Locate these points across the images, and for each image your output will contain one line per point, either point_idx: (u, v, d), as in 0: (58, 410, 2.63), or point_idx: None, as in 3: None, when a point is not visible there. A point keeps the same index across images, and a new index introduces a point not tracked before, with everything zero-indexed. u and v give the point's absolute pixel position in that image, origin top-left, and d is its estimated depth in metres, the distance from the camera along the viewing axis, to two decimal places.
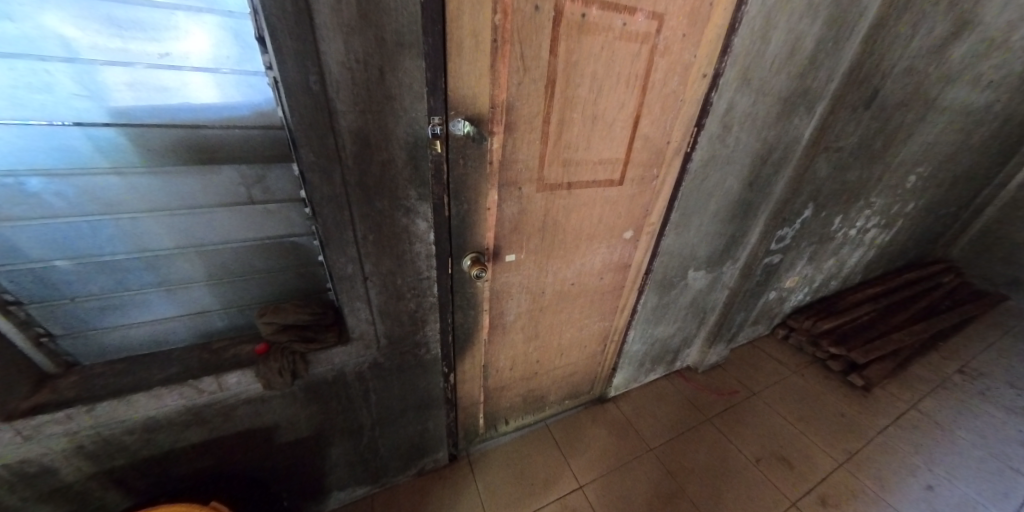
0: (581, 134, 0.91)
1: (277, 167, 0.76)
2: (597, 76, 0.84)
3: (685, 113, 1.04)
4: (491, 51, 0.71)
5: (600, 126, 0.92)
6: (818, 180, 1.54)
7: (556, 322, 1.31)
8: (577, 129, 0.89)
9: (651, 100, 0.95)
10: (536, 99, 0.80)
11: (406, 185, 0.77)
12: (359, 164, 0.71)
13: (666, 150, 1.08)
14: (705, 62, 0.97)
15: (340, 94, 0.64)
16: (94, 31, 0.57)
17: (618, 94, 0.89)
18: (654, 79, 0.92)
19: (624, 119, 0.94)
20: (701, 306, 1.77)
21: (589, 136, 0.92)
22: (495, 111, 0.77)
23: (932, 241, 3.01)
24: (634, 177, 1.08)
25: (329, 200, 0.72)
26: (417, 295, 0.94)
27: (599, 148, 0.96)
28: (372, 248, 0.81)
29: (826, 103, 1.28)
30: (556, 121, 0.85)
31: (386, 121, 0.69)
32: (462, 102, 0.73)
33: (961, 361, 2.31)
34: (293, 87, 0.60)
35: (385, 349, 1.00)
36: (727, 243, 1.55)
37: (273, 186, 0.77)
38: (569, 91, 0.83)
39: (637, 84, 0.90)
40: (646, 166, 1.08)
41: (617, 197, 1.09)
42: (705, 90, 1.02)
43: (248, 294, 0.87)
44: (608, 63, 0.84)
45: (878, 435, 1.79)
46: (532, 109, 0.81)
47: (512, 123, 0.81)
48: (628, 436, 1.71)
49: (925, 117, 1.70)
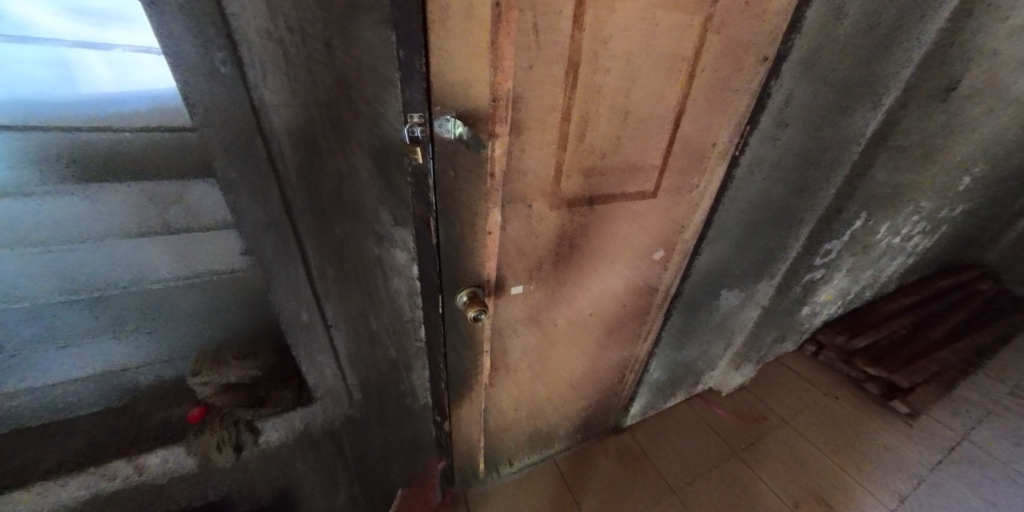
0: (607, 135, 0.70)
1: (196, 183, 0.62)
2: (630, 57, 0.63)
3: (735, 108, 0.83)
4: (491, 20, 0.48)
5: (633, 124, 0.71)
6: (873, 185, 1.32)
7: (569, 356, 1.11)
8: (604, 128, 0.69)
9: (698, 91, 0.74)
10: (552, 88, 0.59)
11: (376, 205, 0.57)
12: (307, 180, 0.51)
13: (709, 154, 0.87)
14: (765, 41, 0.76)
15: (269, 79, 0.44)
16: (60, 16, 0.51)
17: (656, 81, 0.68)
18: (703, 63, 0.71)
19: (663, 115, 0.74)
20: (730, 327, 1.56)
21: (618, 137, 0.71)
22: (498, 105, 0.56)
23: (969, 244, 2.77)
24: (670, 185, 0.87)
25: (267, 227, 0.52)
26: (399, 338, 0.75)
27: (631, 151, 0.75)
28: (334, 287, 0.61)
29: (896, 95, 1.06)
30: (577, 119, 0.65)
31: (343, 119, 0.50)
32: (450, 93, 0.51)
33: (1008, 380, 2.10)
34: (194, 66, 0.40)
35: (360, 402, 0.80)
36: (764, 258, 1.34)
37: (196, 208, 0.64)
38: (595, 78, 0.62)
39: (682, 68, 0.69)
40: (685, 173, 0.87)
41: (648, 212, 0.88)
42: (761, 78, 0.81)
43: (181, 332, 0.74)
44: (647, 41, 0.63)
45: (928, 471, 1.59)
46: (547, 101, 0.60)
47: (520, 122, 0.60)
48: (647, 474, 1.52)
49: (992, 110, 1.47)
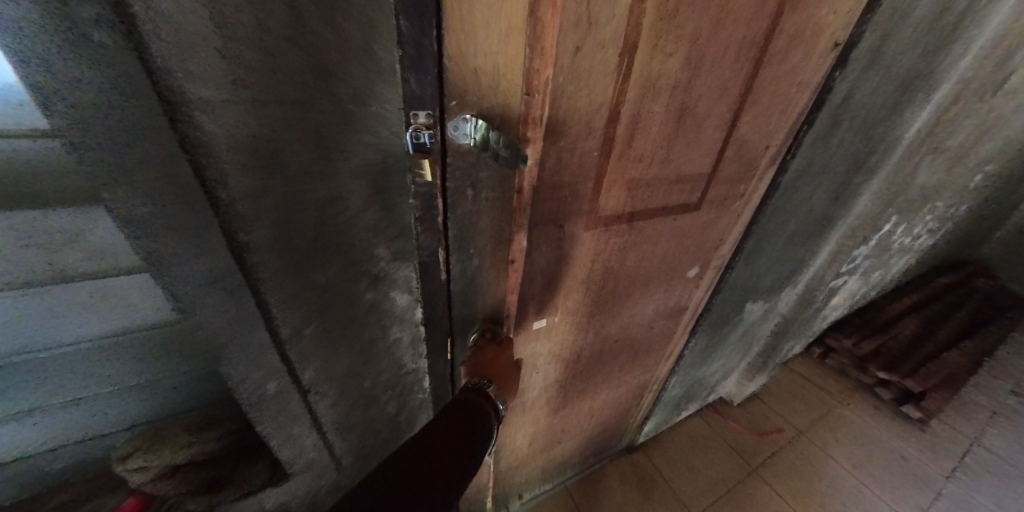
0: (659, 140, 0.56)
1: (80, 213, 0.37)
2: (698, 38, 0.48)
3: (795, 106, 0.70)
4: None
5: (688, 126, 0.57)
6: (906, 189, 1.22)
7: (589, 386, 0.98)
8: (656, 131, 0.54)
9: (762, 84, 0.61)
10: (603, 80, 0.43)
11: (371, 239, 0.43)
12: (268, 212, 0.35)
13: (760, 159, 0.74)
14: (841, 24, 0.62)
15: (195, 61, 0.27)
16: None
17: (721, 72, 0.54)
18: (774, 50, 0.57)
19: (721, 113, 0.60)
20: (749, 339, 1.46)
21: (670, 141, 0.57)
22: (535, 102, 0.39)
23: (964, 241, 2.77)
24: (715, 195, 0.74)
25: (211, 282, 0.35)
26: (399, 393, 0.60)
27: (681, 158, 0.61)
28: (314, 347, 0.46)
29: (949, 90, 0.95)
30: (627, 120, 0.50)
31: (321, 122, 0.35)
32: (473, 86, 0.36)
33: (1010, 380, 2.09)
34: (47, 36, 0.22)
35: (351, 469, 0.65)
36: (793, 268, 1.23)
37: (85, 248, 0.38)
38: (655, 67, 0.47)
39: (751, 56, 0.56)
40: (732, 182, 0.74)
41: (689, 227, 0.75)
42: (827, 69, 0.68)
43: (81, 423, 0.48)
44: (719, 18, 0.49)
45: (947, 482, 1.54)
46: (597, 97, 0.44)
47: (561, 125, 0.44)
48: (665, 498, 1.42)
49: (1021, 107, 1.39)
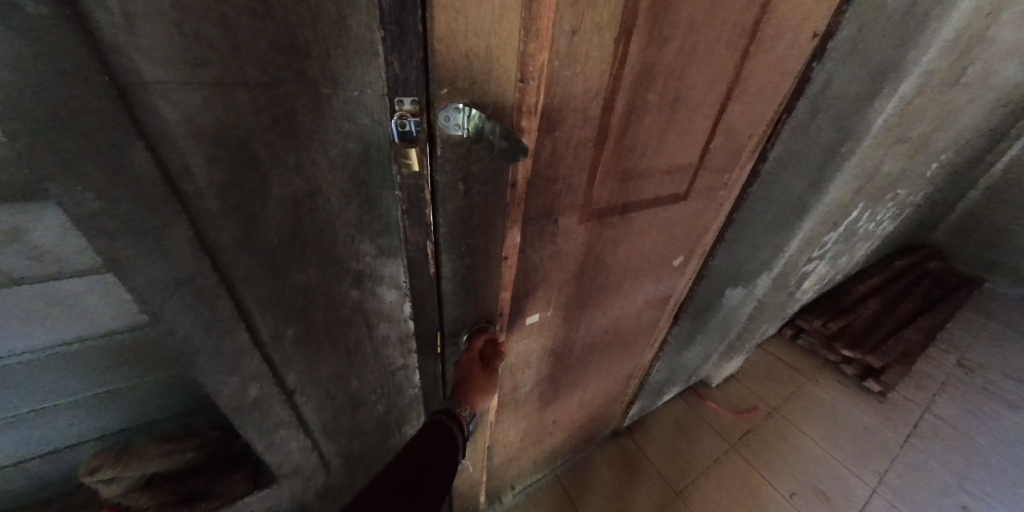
0: (654, 128, 0.55)
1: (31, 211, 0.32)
2: (692, 23, 0.48)
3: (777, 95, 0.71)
4: None
5: (681, 115, 0.57)
6: (873, 176, 1.28)
7: (582, 377, 0.99)
8: (650, 121, 0.54)
9: (751, 73, 0.61)
10: (599, 66, 0.42)
11: (354, 234, 0.40)
12: (237, 208, 0.32)
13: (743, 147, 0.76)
14: (823, 13, 0.63)
15: (146, 38, 0.24)
16: None
17: (714, 60, 0.54)
18: (763, 38, 0.58)
19: (712, 103, 0.60)
20: (729, 323, 1.51)
21: (663, 131, 0.57)
22: (530, 89, 0.37)
23: (920, 226, 2.94)
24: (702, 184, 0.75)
25: (176, 287, 0.32)
26: (388, 393, 0.58)
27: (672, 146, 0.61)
28: (295, 350, 0.43)
29: (915, 81, 0.99)
30: (622, 109, 0.49)
31: (293, 110, 0.31)
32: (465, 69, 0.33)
33: (959, 352, 2.26)
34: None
35: (341, 471, 0.63)
36: (770, 254, 1.27)
37: (35, 251, 0.34)
38: (651, 53, 0.46)
39: (741, 44, 0.55)
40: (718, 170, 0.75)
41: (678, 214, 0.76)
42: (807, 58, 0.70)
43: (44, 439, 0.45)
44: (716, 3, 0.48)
45: (903, 447, 1.67)
46: (594, 83, 0.43)
47: (556, 113, 0.43)
48: (650, 477, 1.48)
49: (976, 98, 1.47)
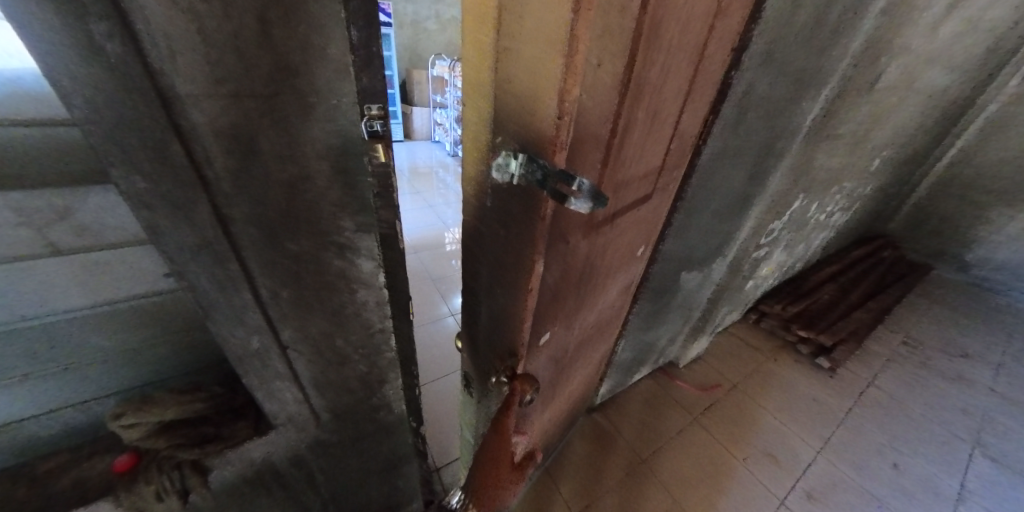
0: (637, 142, 0.63)
1: (91, 193, 0.43)
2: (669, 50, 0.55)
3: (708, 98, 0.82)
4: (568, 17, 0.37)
5: (655, 129, 0.67)
6: (810, 170, 1.43)
7: (572, 369, 1.09)
8: (635, 136, 0.61)
9: (697, 86, 0.72)
10: (606, 93, 0.48)
11: (336, 213, 0.50)
12: (245, 190, 0.42)
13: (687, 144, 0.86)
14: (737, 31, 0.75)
15: (182, 63, 0.33)
16: None
17: (678, 80, 0.63)
18: (706, 57, 0.68)
19: (673, 116, 0.71)
20: (689, 305, 1.65)
21: (643, 143, 0.65)
22: (563, 125, 0.44)
23: (875, 217, 3.16)
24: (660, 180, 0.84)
25: (197, 250, 0.42)
26: (369, 353, 0.68)
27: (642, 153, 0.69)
28: (291, 308, 0.53)
29: (834, 86, 1.13)
30: (620, 128, 0.55)
31: (288, 114, 0.41)
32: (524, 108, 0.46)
33: (904, 332, 2.46)
34: (55, 45, 0.28)
35: (330, 424, 0.73)
36: (721, 240, 1.41)
37: (90, 223, 0.44)
38: (641, 78, 0.52)
39: (694, 64, 0.65)
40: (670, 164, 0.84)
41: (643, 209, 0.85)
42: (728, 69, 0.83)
43: (80, 386, 0.54)
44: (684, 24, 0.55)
45: (846, 415, 1.85)
46: (603, 110, 0.49)
47: (578, 140, 0.48)
48: (618, 447, 1.62)
49: (904, 99, 1.63)
